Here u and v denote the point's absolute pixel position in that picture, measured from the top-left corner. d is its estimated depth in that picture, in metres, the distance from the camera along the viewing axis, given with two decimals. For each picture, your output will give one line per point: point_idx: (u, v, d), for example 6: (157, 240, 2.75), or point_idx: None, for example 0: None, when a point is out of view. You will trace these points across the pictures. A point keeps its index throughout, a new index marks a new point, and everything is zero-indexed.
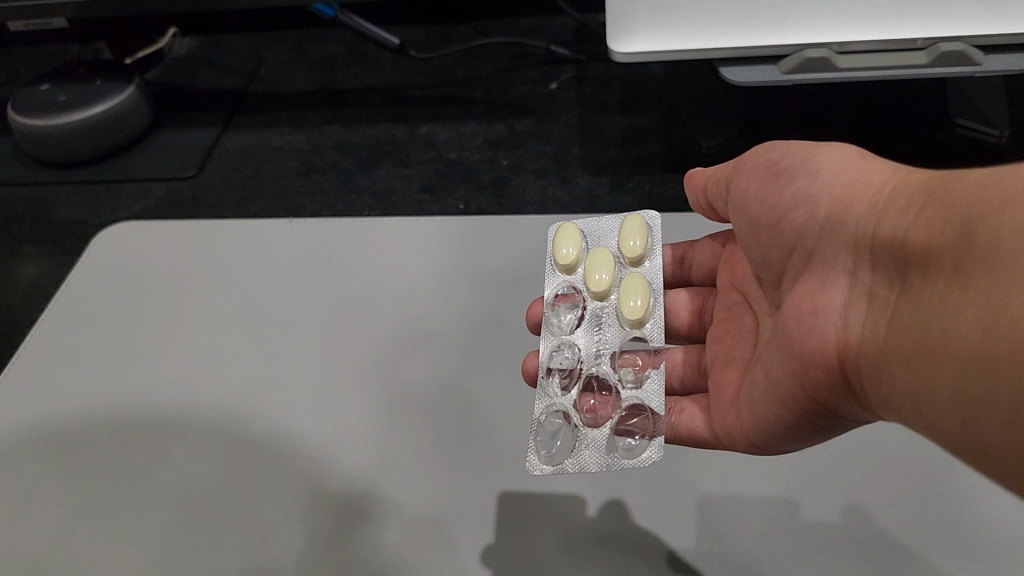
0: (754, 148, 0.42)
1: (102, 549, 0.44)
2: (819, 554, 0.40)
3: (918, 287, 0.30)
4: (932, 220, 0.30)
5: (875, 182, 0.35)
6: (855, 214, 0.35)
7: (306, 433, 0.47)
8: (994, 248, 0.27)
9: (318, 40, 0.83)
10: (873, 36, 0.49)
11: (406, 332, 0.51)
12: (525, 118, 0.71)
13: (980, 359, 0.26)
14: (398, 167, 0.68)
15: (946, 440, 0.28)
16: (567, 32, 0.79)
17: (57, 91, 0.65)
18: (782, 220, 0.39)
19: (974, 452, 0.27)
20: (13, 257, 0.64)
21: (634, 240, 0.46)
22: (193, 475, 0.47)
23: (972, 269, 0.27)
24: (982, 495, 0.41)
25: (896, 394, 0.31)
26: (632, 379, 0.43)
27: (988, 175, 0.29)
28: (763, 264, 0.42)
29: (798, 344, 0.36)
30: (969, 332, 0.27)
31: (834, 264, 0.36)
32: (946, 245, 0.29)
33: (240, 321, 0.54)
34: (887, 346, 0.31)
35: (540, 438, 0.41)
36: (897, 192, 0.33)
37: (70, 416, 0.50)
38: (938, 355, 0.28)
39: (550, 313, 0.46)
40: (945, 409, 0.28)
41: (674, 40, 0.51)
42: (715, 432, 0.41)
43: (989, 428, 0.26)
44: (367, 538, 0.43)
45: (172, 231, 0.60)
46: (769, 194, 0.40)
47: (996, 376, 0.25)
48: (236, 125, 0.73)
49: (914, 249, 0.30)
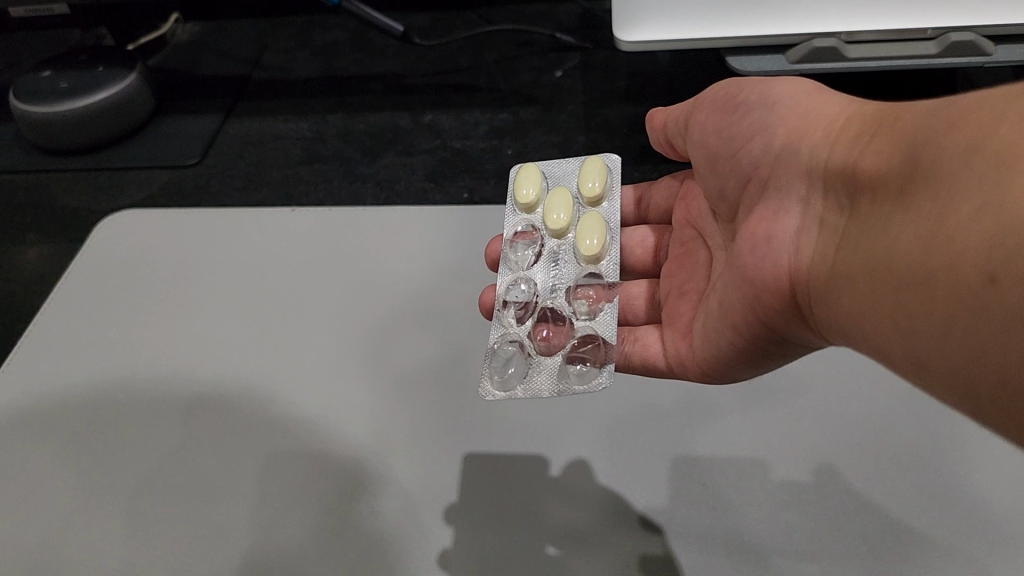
0: (714, 84, 0.42)
1: (109, 535, 0.44)
2: (790, 512, 0.41)
3: (867, 211, 0.30)
4: (882, 147, 0.30)
5: (830, 113, 0.35)
6: (808, 143, 0.34)
7: (302, 412, 0.47)
8: (937, 164, 0.26)
9: (324, 27, 0.82)
10: (883, 26, 0.49)
11: (402, 315, 0.51)
12: (530, 106, 0.70)
13: (916, 275, 0.26)
14: (401, 155, 0.67)
15: (884, 356, 0.28)
16: (574, 21, 0.78)
17: (60, 78, 0.65)
18: (739, 151, 0.39)
19: (908, 366, 0.27)
20: (16, 244, 0.64)
21: (593, 181, 0.46)
22: (194, 461, 0.46)
23: (915, 189, 0.27)
24: (978, 477, 0.41)
25: (840, 314, 0.31)
26: (585, 311, 0.42)
27: (941, 102, 0.28)
28: (719, 196, 0.42)
29: (751, 272, 0.36)
30: (907, 248, 0.26)
31: (786, 193, 0.35)
32: (893, 170, 0.28)
33: (234, 296, 0.54)
34: (832, 268, 0.31)
35: (493, 365, 0.41)
36: (851, 121, 0.33)
37: (66, 404, 0.50)
38: (878, 273, 0.28)
39: (508, 250, 0.46)
40: (884, 325, 0.28)
41: (684, 30, 0.51)
42: (669, 362, 0.41)
43: (924, 341, 0.26)
44: (367, 519, 0.43)
45: (170, 218, 0.60)
46: (726, 126, 0.40)
47: (933, 293, 0.25)
48: (238, 114, 0.73)
49: (865, 175, 0.30)
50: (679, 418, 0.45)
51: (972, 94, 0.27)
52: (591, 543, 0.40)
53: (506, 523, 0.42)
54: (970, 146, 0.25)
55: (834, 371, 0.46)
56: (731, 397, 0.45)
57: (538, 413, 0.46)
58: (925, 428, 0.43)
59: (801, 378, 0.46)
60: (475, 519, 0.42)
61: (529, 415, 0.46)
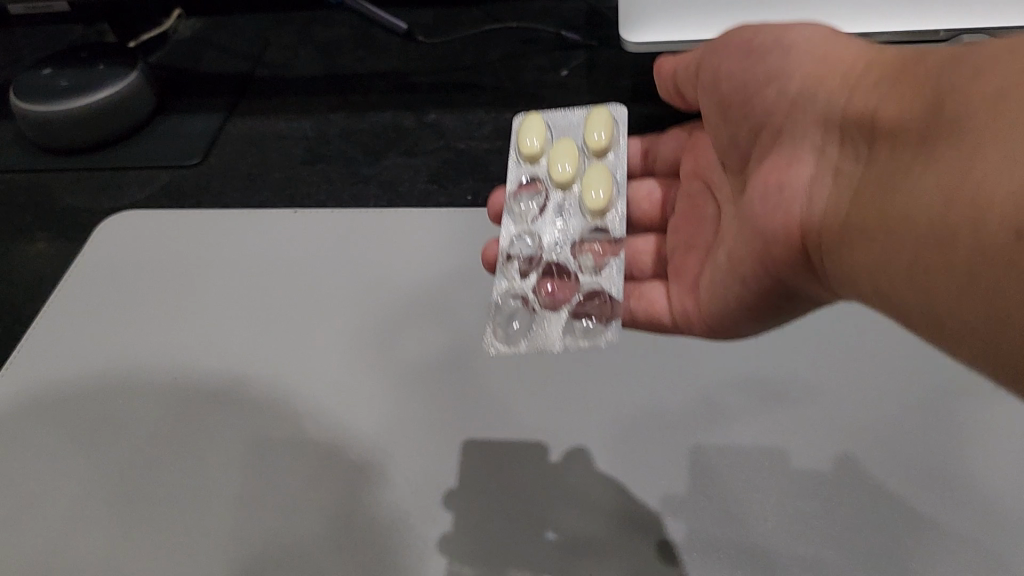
0: (729, 27, 0.40)
1: (110, 545, 0.43)
2: (808, 526, 0.40)
3: (884, 160, 0.29)
4: (903, 96, 0.29)
5: (850, 60, 0.34)
6: (825, 90, 0.34)
7: (308, 412, 0.47)
8: (965, 113, 0.26)
9: (326, 23, 0.82)
10: (895, 27, 0.48)
11: (407, 315, 0.51)
12: (535, 105, 0.70)
13: (936, 226, 0.25)
14: (404, 156, 0.67)
15: (898, 311, 0.28)
16: (579, 16, 0.77)
17: (60, 76, 0.64)
18: (751, 96, 0.38)
19: (925, 323, 0.26)
20: (18, 246, 0.63)
21: (600, 132, 0.45)
22: (194, 468, 0.45)
23: (940, 137, 0.26)
24: (997, 489, 0.40)
25: (853, 267, 0.30)
26: (591, 266, 0.42)
27: (966, 50, 0.28)
28: (728, 142, 0.41)
29: (761, 223, 0.35)
30: (930, 200, 0.26)
31: (801, 141, 0.35)
32: (916, 119, 0.28)
33: (236, 296, 0.53)
34: (846, 218, 0.31)
35: (497, 319, 0.41)
36: (873, 68, 0.32)
37: (64, 409, 0.49)
38: (895, 224, 0.27)
39: (512, 202, 0.45)
40: (899, 278, 0.27)
41: (685, 31, 0.50)
42: (672, 317, 0.41)
43: (943, 295, 0.25)
44: (371, 523, 0.42)
45: (173, 220, 0.59)
46: (740, 69, 0.39)
47: (955, 248, 0.25)
48: (241, 111, 0.72)
49: (884, 125, 0.30)
50: (695, 428, 0.44)
51: (997, 43, 0.27)
52: (600, 560, 0.40)
53: (511, 537, 0.41)
54: (999, 100, 0.25)
55: (848, 373, 0.45)
56: (742, 402, 0.44)
57: (543, 417, 0.45)
58: (939, 433, 0.42)
59: (812, 384, 0.45)
60: (486, 531, 0.41)
61: (538, 423, 0.45)
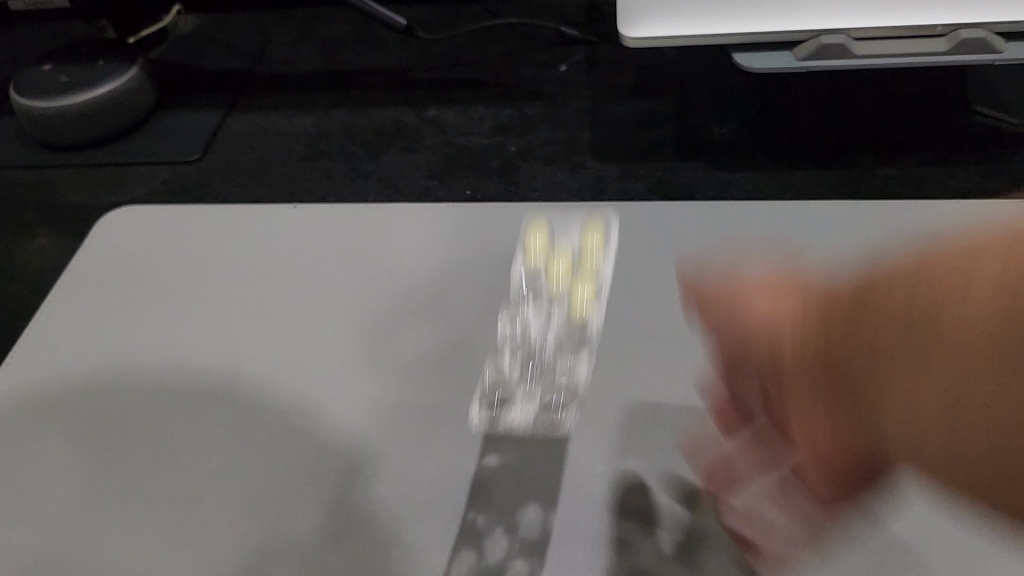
0: (729, 274, 0.45)
1: (112, 539, 0.44)
2: None
3: (933, 374, 0.32)
4: (989, 296, 0.31)
5: (899, 285, 0.35)
6: (873, 301, 0.36)
7: (307, 407, 0.47)
8: (1003, 339, 0.31)
9: (327, 18, 0.82)
10: (889, 22, 0.49)
11: (405, 309, 0.51)
12: (535, 101, 0.70)
13: (945, 444, 0.31)
14: (404, 151, 0.67)
15: (934, 469, 0.32)
16: (579, 12, 0.77)
17: (60, 72, 0.65)
18: (782, 292, 0.40)
19: (946, 475, 0.32)
20: (19, 240, 0.63)
21: None
22: (195, 463, 0.46)
23: (971, 352, 0.31)
24: None
25: (883, 420, 0.33)
26: None
27: (1008, 266, 0.32)
28: (744, 287, 0.42)
29: (780, 350, 0.38)
30: (950, 386, 0.32)
31: (816, 394, 0.36)
32: (976, 345, 0.31)
33: (236, 292, 0.54)
34: (863, 367, 0.34)
35: None
36: (938, 262, 0.34)
37: (64, 403, 0.49)
38: (895, 423, 0.32)
39: None
40: (930, 440, 0.32)
41: (684, 26, 0.51)
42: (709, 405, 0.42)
43: (973, 455, 0.31)
44: (370, 517, 0.42)
45: (170, 213, 0.59)
46: (765, 290, 0.41)
47: (969, 400, 0.31)
48: (242, 107, 0.72)
49: (944, 332, 0.32)
50: None
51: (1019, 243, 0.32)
52: None
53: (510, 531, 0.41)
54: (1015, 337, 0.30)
55: None
56: None
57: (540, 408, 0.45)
58: None
59: None
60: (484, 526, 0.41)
61: (538, 415, 0.44)
